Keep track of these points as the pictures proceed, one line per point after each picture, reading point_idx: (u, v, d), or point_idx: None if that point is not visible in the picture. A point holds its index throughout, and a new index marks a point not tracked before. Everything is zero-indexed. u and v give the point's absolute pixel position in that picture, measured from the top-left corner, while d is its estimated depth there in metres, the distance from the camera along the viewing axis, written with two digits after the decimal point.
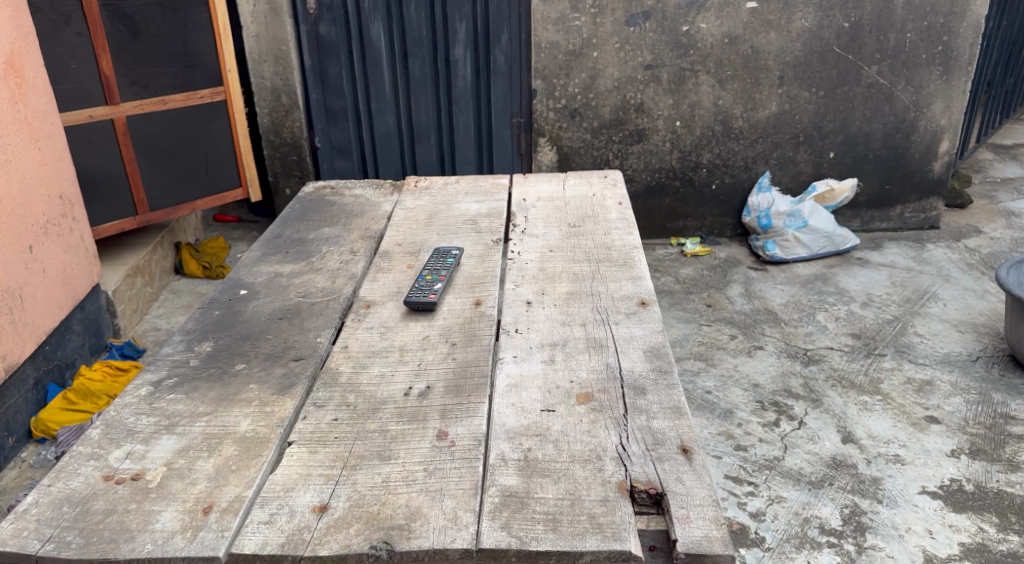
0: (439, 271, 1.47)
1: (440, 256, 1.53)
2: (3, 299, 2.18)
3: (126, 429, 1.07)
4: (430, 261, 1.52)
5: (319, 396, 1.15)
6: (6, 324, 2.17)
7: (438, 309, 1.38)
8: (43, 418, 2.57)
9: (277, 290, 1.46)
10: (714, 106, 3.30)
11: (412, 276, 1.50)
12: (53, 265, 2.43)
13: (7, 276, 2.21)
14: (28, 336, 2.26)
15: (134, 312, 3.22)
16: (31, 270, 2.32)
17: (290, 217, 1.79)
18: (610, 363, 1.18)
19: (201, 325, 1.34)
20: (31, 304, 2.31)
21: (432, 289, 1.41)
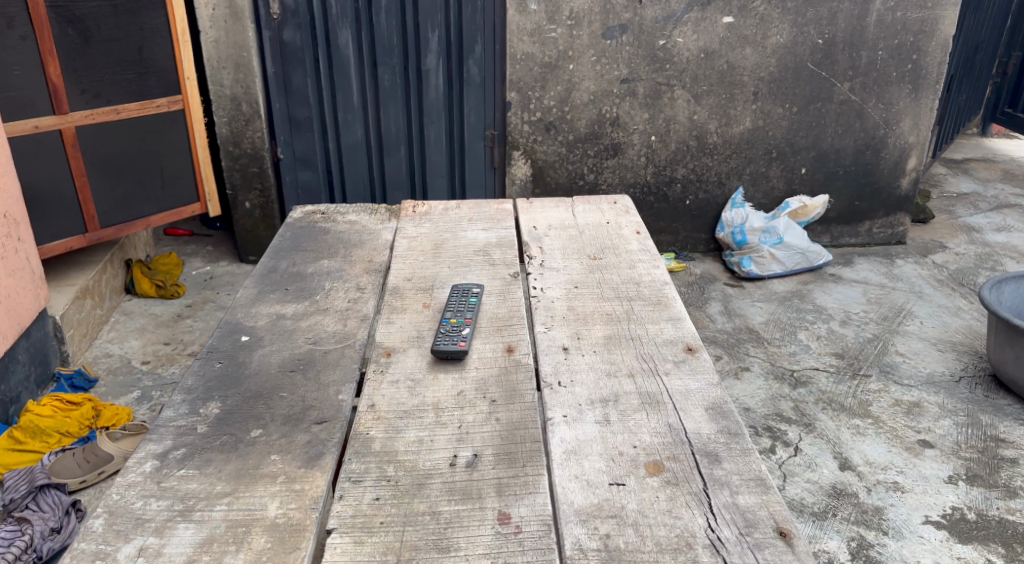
0: (462, 314, 1.35)
1: (461, 295, 1.41)
2: None
3: (134, 518, 0.95)
4: (450, 301, 1.40)
5: (353, 468, 1.03)
6: None
7: (467, 359, 1.25)
8: None
9: (283, 335, 1.32)
10: (690, 122, 3.23)
11: (432, 316, 1.38)
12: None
13: None
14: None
15: (83, 337, 2.98)
16: None
17: (282, 247, 1.65)
18: (672, 424, 1.08)
19: (203, 381, 1.20)
20: None
21: (459, 335, 1.28)
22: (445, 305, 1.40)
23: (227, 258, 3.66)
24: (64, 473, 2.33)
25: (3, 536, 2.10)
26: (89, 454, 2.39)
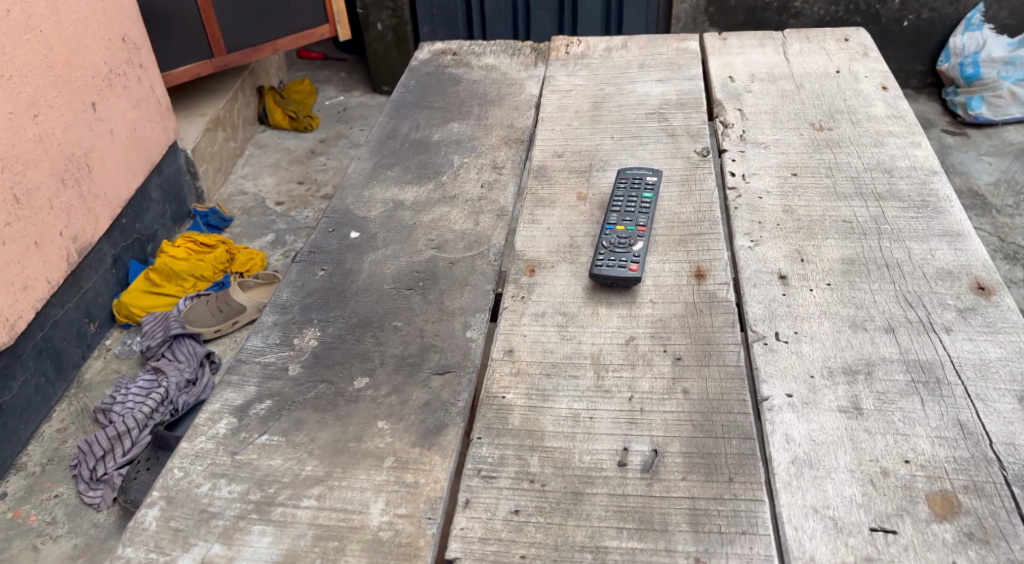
0: (631, 219, 0.97)
1: (638, 186, 1.03)
2: (68, 170, 1.85)
3: (198, 509, 0.70)
4: (619, 195, 1.02)
5: (484, 455, 0.74)
6: (74, 201, 1.86)
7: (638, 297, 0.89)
8: (125, 302, 2.25)
9: (401, 233, 1.02)
10: None
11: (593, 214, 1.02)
12: (122, 124, 2.04)
13: (70, 143, 1.85)
14: (99, 212, 1.95)
15: (217, 172, 2.83)
16: (97, 132, 1.95)
17: (405, 101, 1.31)
18: (965, 423, 0.73)
19: (300, 296, 0.92)
20: (101, 174, 1.97)
21: (628, 253, 0.92)
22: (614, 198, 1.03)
23: (360, 88, 3.36)
24: (197, 322, 2.21)
25: (140, 384, 2.04)
26: (221, 303, 2.25)
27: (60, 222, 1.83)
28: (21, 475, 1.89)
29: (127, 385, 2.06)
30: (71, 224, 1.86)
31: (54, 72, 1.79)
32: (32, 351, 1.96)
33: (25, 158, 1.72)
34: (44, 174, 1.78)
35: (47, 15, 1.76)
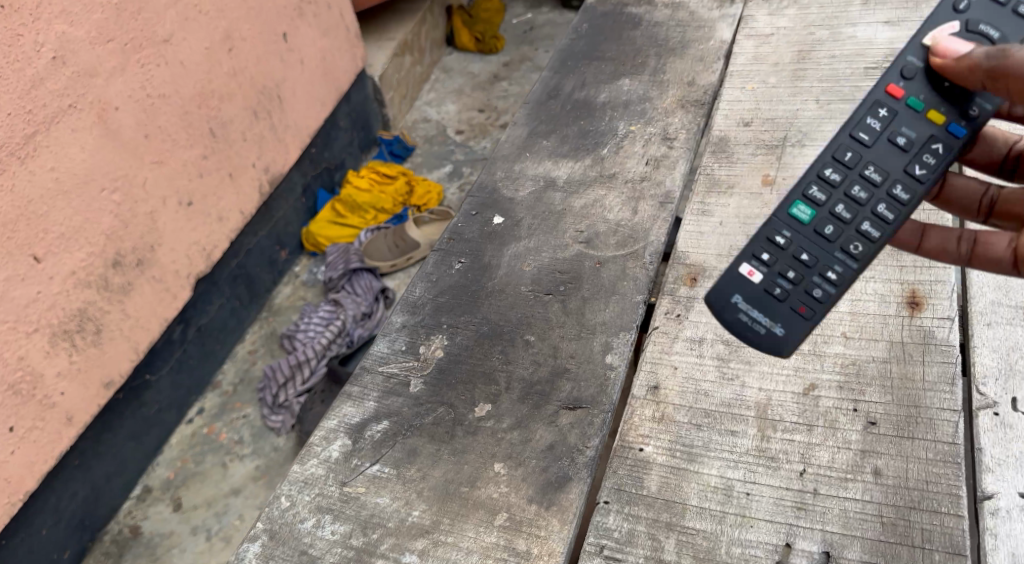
0: (921, 131, 0.63)
1: (761, 273, 0.64)
2: (259, 99, 1.74)
3: (298, 551, 0.64)
4: (864, 229, 0.63)
5: (610, 528, 0.63)
6: (265, 133, 1.75)
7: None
8: (312, 231, 2.30)
9: (548, 219, 0.89)
10: None
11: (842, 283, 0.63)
12: (313, 54, 1.92)
13: (266, 70, 1.74)
14: (290, 144, 1.88)
15: (404, 99, 2.75)
16: (288, 62, 1.83)
17: (574, 49, 1.15)
18: None
19: (433, 293, 0.84)
20: (292, 104, 1.87)
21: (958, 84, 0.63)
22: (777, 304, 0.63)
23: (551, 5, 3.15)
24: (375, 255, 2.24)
25: (321, 315, 2.09)
26: (399, 238, 2.25)
27: (253, 153, 1.74)
28: (215, 393, 1.92)
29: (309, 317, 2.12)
30: (262, 155, 1.78)
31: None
32: (227, 277, 2.00)
33: (221, 91, 1.59)
34: (238, 107, 1.66)
35: None
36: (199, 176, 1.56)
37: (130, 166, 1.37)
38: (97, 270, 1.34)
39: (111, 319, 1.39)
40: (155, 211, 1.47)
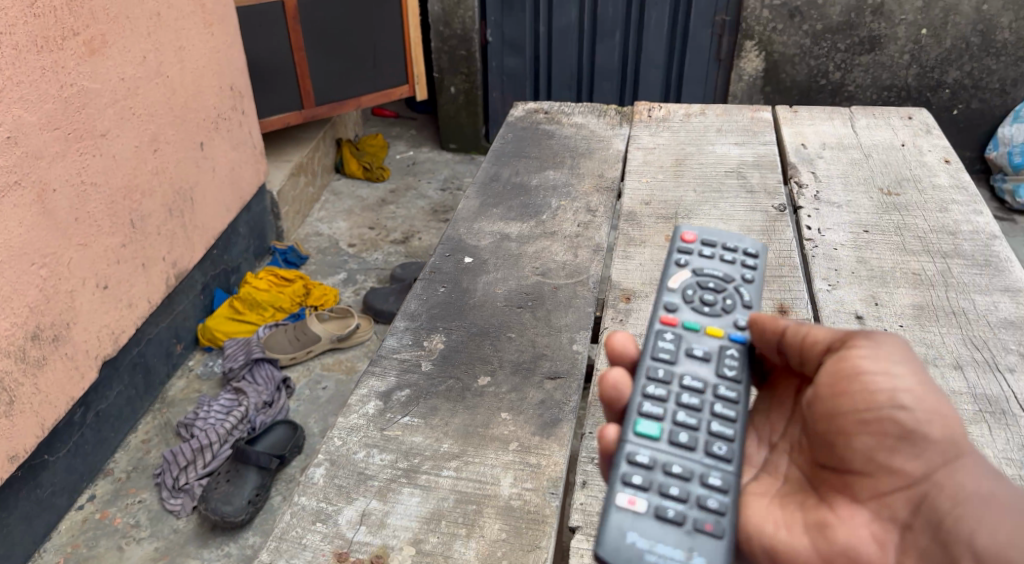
0: (710, 346, 0.73)
1: (644, 502, 0.64)
2: (175, 200, 1.93)
3: (357, 472, 0.82)
4: (716, 433, 0.68)
5: (597, 446, 0.83)
6: (177, 229, 1.93)
7: (751, 265, 0.79)
8: (209, 326, 2.17)
9: (509, 260, 1.15)
10: (976, 13, 2.38)
11: (730, 486, 0.65)
12: (223, 165, 2.14)
13: (181, 174, 1.94)
14: (197, 241, 2.03)
15: (297, 215, 2.82)
16: (203, 170, 2.04)
17: (504, 151, 1.46)
18: None
19: (426, 308, 1.05)
20: (203, 206, 2.05)
21: (719, 312, 0.75)
22: (684, 528, 0.63)
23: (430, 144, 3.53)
24: (276, 348, 2.15)
25: (222, 402, 1.95)
26: (300, 332, 2.17)
27: (165, 247, 1.90)
28: (106, 480, 1.78)
29: (208, 402, 1.97)
30: (172, 250, 1.93)
31: (175, 107, 1.89)
32: (127, 364, 1.87)
33: (143, 187, 1.79)
34: (156, 204, 1.85)
35: (173, 60, 1.86)
36: (116, 261, 1.71)
37: (59, 243, 1.52)
38: (19, 340, 1.43)
39: (26, 390, 1.46)
40: (74, 290, 1.59)
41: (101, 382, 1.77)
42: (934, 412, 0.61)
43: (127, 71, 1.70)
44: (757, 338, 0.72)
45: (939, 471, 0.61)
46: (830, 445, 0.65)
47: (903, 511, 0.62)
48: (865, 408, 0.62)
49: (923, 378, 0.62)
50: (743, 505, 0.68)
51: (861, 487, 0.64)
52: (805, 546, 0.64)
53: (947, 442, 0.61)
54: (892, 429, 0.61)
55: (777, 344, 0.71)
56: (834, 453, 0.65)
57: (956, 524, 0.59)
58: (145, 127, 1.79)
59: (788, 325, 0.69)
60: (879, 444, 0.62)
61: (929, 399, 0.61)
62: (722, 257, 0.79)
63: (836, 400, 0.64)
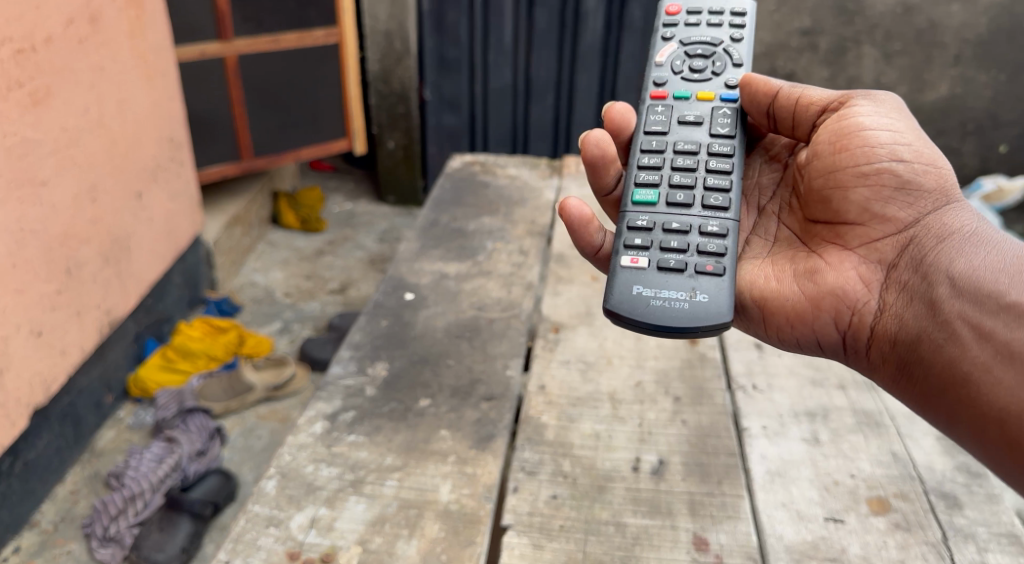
0: (703, 109, 1.03)
1: (647, 260, 0.89)
2: (110, 248, 1.95)
3: (306, 483, 0.88)
4: (713, 187, 0.95)
5: (527, 457, 0.93)
6: (111, 277, 1.95)
7: (737, 25, 1.10)
8: (140, 376, 2.15)
9: (448, 297, 1.24)
10: (875, 85, 2.56)
11: (727, 228, 0.91)
12: (160, 214, 2.18)
13: (116, 224, 1.97)
14: (130, 289, 2.05)
15: (231, 264, 2.85)
16: (139, 219, 2.07)
17: (443, 199, 1.56)
18: (897, 453, 0.91)
19: (370, 339, 1.13)
20: (137, 255, 2.08)
21: (708, 76, 1.06)
22: (689, 272, 0.88)
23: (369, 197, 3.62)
24: (210, 397, 2.15)
25: (154, 452, 1.91)
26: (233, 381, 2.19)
27: (98, 295, 1.91)
28: (33, 532, 1.78)
29: (139, 454, 1.92)
30: (106, 299, 1.94)
31: (113, 157, 1.94)
32: (58, 414, 1.87)
33: (80, 235, 1.83)
34: (92, 251, 1.88)
35: (115, 111, 1.92)
36: (52, 308, 1.73)
37: None
38: None
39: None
40: (7, 336, 1.60)
41: (31, 430, 1.76)
42: (919, 167, 0.90)
43: (68, 122, 1.75)
44: (752, 103, 1.01)
45: (922, 221, 0.89)
46: (828, 198, 0.94)
47: (890, 252, 0.90)
48: (865, 162, 0.90)
49: (911, 141, 0.91)
50: (748, 265, 0.97)
51: (852, 235, 0.92)
52: (800, 284, 0.92)
53: (929, 194, 0.90)
54: (889, 181, 0.90)
55: (768, 107, 1.00)
56: (831, 205, 0.94)
57: (938, 257, 0.85)
58: (83, 178, 1.83)
59: (780, 89, 0.98)
60: (875, 194, 0.90)
61: (914, 158, 0.90)
62: (707, 22, 1.11)
63: (835, 156, 0.93)
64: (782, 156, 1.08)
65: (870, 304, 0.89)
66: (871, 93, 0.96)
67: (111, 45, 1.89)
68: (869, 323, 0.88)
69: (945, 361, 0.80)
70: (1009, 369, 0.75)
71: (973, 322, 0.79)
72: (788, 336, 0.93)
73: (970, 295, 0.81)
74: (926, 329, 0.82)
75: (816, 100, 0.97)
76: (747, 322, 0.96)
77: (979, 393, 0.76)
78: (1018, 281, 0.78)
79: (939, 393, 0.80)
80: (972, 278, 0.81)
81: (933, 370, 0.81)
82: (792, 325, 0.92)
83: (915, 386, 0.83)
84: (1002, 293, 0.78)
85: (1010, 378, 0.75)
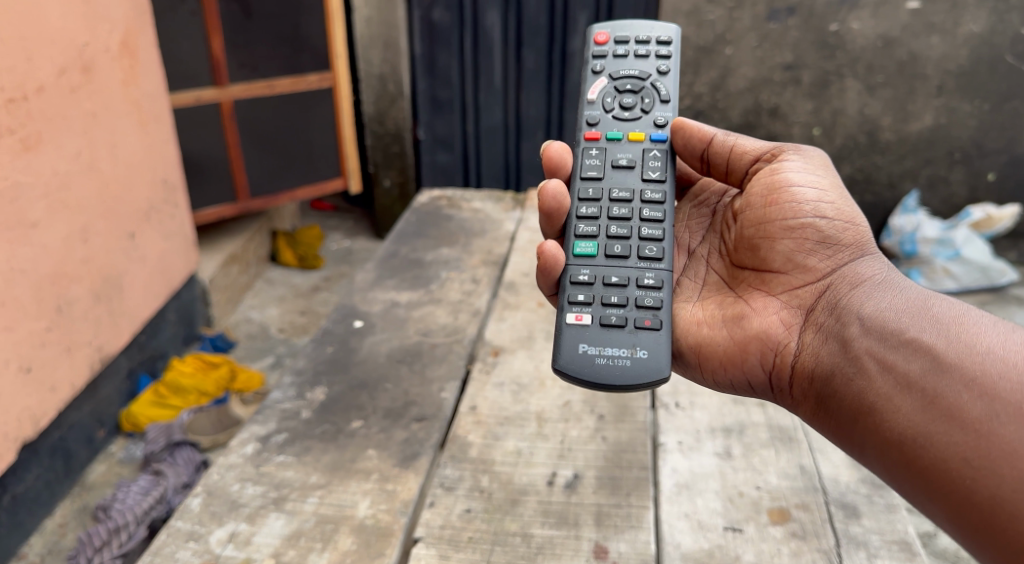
0: (634, 151, 1.02)
1: (590, 318, 0.91)
2: (104, 288, 1.85)
3: (230, 501, 0.93)
4: (647, 237, 0.96)
5: (447, 474, 0.96)
6: (105, 316, 1.84)
7: (664, 55, 1.07)
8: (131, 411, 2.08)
9: (396, 325, 1.28)
10: (860, 116, 2.57)
11: (662, 280, 0.93)
12: (155, 256, 2.10)
13: (114, 263, 1.88)
14: (124, 329, 1.94)
15: (228, 302, 2.85)
16: (134, 260, 1.98)
17: (405, 232, 1.61)
18: (806, 466, 0.95)
19: (314, 365, 1.17)
20: (132, 296, 1.98)
21: (638, 115, 1.04)
22: (628, 328, 0.90)
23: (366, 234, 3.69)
24: (199, 432, 2.07)
25: (141, 485, 1.84)
26: (222, 415, 2.14)
27: (91, 333, 1.80)
28: None
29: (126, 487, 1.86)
30: (99, 337, 1.84)
31: (108, 197, 1.86)
32: (48, 448, 1.81)
33: (70, 274, 1.72)
34: (84, 290, 1.77)
35: (107, 155, 1.84)
36: (43, 345, 1.63)
37: None
38: None
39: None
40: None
41: (20, 463, 1.70)
42: (840, 222, 0.91)
43: (62, 166, 1.68)
44: (686, 147, 1.00)
45: (840, 270, 0.89)
46: (757, 246, 0.94)
47: (810, 299, 0.89)
48: (792, 217, 0.91)
49: (834, 197, 0.92)
50: (679, 309, 0.96)
51: (776, 282, 0.92)
52: (727, 330, 0.91)
53: (848, 246, 0.90)
54: (813, 234, 0.91)
55: (703, 153, 1.00)
56: (759, 253, 0.93)
57: (850, 300, 0.85)
58: (77, 219, 1.74)
59: (715, 136, 0.99)
60: (799, 246, 0.91)
61: (837, 213, 0.91)
62: (635, 53, 1.08)
63: (767, 209, 0.93)
64: (711, 201, 1.09)
65: (790, 345, 0.88)
66: (800, 147, 0.96)
67: (106, 92, 1.83)
68: (790, 364, 0.87)
69: (854, 395, 0.79)
70: (911, 399, 0.74)
71: (878, 357, 0.79)
72: (719, 378, 0.92)
73: (878, 333, 0.80)
74: (839, 364, 0.82)
75: (750, 149, 0.97)
76: (681, 368, 0.95)
77: (883, 422, 0.76)
78: (921, 321, 0.79)
79: (849, 425, 0.79)
80: (881, 319, 0.81)
81: (844, 403, 0.80)
82: (724, 369, 0.91)
83: (828, 421, 0.82)
84: (905, 331, 0.78)
85: (910, 408, 0.74)
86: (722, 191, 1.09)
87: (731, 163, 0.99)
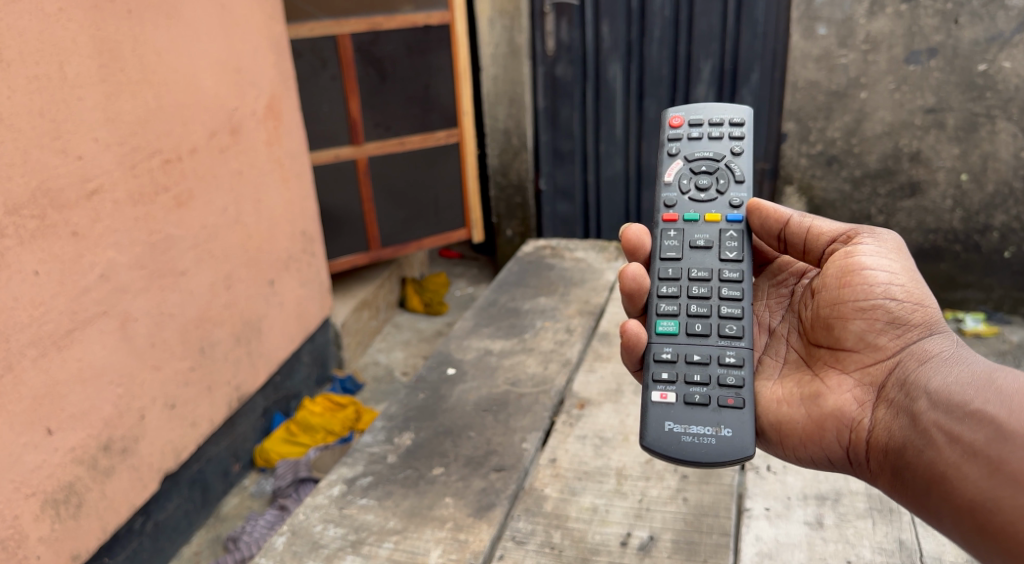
0: (711, 232, 0.99)
1: (674, 395, 0.88)
2: (242, 329, 1.98)
3: (312, 541, 0.96)
4: (726, 315, 0.93)
5: (519, 527, 0.96)
6: (241, 356, 1.97)
7: (737, 136, 1.04)
8: (265, 448, 2.18)
9: (486, 373, 1.29)
10: (1018, 160, 2.35)
11: (744, 358, 0.90)
12: (291, 301, 2.23)
13: (251, 308, 2.01)
14: (258, 368, 2.06)
15: (359, 345, 2.97)
16: (271, 305, 2.11)
17: (507, 281, 1.64)
18: (904, 542, 0.89)
19: (405, 411, 1.21)
20: (268, 337, 2.11)
21: (713, 196, 1.01)
22: (712, 406, 0.87)
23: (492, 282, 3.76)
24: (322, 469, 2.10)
25: (268, 518, 1.95)
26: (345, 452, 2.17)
27: (229, 372, 1.93)
28: None
29: (255, 520, 1.98)
30: (236, 376, 1.96)
31: (248, 250, 1.99)
32: (188, 479, 1.91)
33: (214, 318, 1.86)
34: (225, 333, 1.90)
35: (251, 211, 1.99)
36: (185, 383, 1.75)
37: (135, 365, 1.58)
38: (91, 450, 1.47)
39: (93, 496, 1.49)
40: (144, 408, 1.63)
41: (160, 493, 1.80)
42: (911, 302, 0.85)
43: (208, 221, 1.81)
44: (763, 227, 0.97)
45: (911, 347, 0.83)
46: (831, 325, 0.89)
47: (883, 375, 0.84)
48: (862, 298, 0.86)
49: (907, 277, 0.86)
50: (759, 389, 0.93)
51: (849, 360, 0.87)
52: (803, 412, 0.87)
53: (918, 325, 0.84)
54: (883, 315, 0.85)
55: (780, 233, 0.96)
56: (832, 332, 0.89)
57: (918, 376, 0.80)
58: (220, 269, 1.87)
59: (792, 217, 0.95)
60: (870, 326, 0.85)
61: (908, 293, 0.85)
62: (709, 135, 1.05)
63: (841, 289, 0.88)
64: (789, 282, 1.03)
65: (864, 423, 0.83)
66: (877, 229, 0.91)
67: (249, 154, 1.96)
68: (864, 441, 0.82)
69: (923, 466, 0.74)
70: (975, 467, 0.70)
71: (946, 429, 0.74)
72: (800, 454, 0.87)
73: (945, 405, 0.75)
74: (908, 438, 0.77)
75: (826, 231, 0.93)
76: (765, 445, 0.91)
77: (954, 491, 0.71)
78: (988, 392, 0.73)
79: (923, 496, 0.75)
80: (947, 394, 0.76)
81: (916, 475, 0.75)
82: (804, 445, 0.87)
83: (903, 493, 0.77)
84: (969, 402, 0.73)
85: (976, 476, 0.69)
86: (801, 271, 1.02)
87: (811, 245, 0.94)
